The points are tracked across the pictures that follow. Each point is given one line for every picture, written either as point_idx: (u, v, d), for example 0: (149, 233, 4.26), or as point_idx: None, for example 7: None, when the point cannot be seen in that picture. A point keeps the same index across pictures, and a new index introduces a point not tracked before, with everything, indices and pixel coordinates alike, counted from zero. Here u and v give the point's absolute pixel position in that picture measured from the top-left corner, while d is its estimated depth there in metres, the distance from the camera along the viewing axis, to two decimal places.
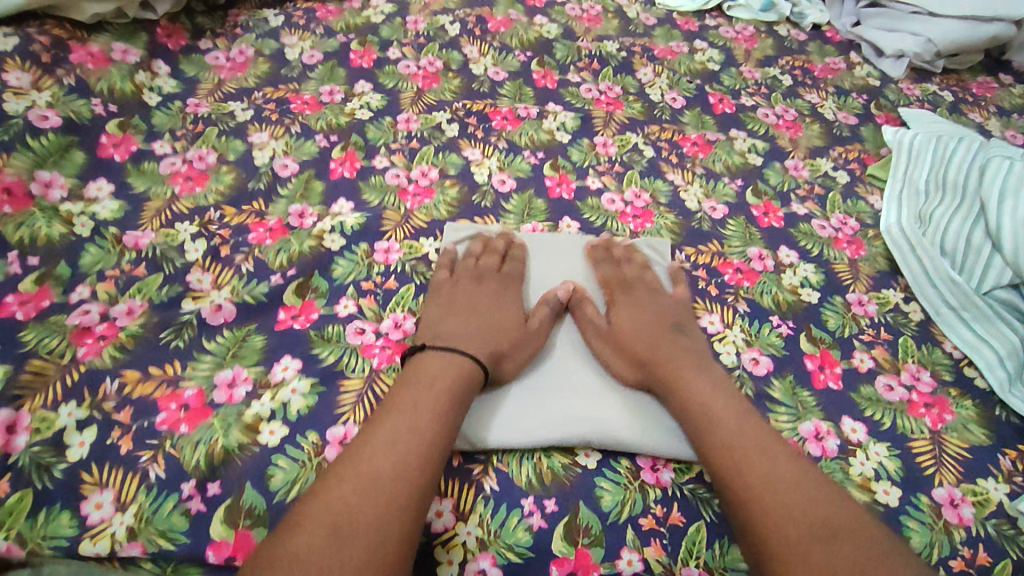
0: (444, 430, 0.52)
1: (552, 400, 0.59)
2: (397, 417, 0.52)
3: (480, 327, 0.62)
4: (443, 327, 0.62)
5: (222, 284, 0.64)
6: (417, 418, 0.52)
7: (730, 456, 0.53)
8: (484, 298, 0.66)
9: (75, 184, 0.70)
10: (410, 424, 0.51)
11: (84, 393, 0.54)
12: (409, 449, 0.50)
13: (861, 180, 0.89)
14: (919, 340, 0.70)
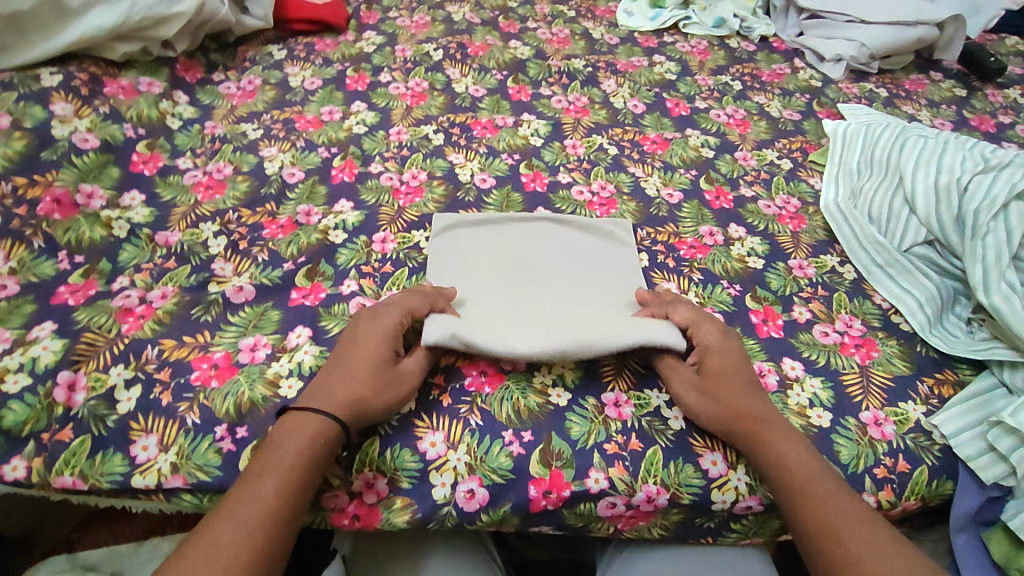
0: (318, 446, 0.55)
1: (534, 332, 0.68)
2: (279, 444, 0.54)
3: (342, 380, 0.58)
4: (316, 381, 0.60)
5: (241, 271, 0.75)
6: (297, 448, 0.54)
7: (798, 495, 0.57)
8: (362, 344, 0.61)
9: (112, 195, 0.81)
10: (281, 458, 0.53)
11: (129, 357, 0.64)
12: (283, 470, 0.52)
13: (803, 166, 1.00)
14: (851, 295, 0.80)
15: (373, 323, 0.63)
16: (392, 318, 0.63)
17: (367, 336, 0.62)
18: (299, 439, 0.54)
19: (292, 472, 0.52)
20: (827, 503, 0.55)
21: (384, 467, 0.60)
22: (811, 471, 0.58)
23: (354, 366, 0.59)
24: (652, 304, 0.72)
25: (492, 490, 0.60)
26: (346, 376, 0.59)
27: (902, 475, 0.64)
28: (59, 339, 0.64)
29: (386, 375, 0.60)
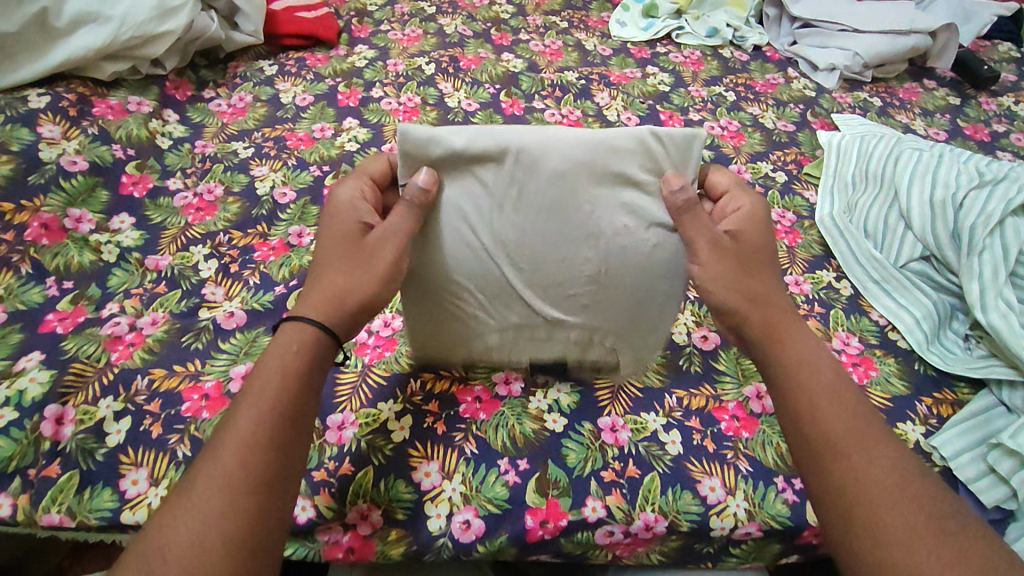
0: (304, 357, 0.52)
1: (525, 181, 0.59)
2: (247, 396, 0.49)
3: (322, 269, 0.58)
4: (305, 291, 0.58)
5: (232, 296, 0.74)
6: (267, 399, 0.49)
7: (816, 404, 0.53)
8: (331, 236, 0.59)
9: (102, 219, 0.80)
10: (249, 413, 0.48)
11: (119, 389, 0.63)
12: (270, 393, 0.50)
13: (798, 179, 0.99)
14: (848, 311, 0.79)
15: (331, 208, 0.60)
16: (349, 195, 0.60)
17: (333, 227, 0.59)
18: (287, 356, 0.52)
19: (265, 426, 0.48)
20: (835, 427, 0.52)
21: (378, 498, 0.59)
22: (832, 399, 0.53)
23: (329, 254, 0.58)
24: None
25: (488, 520, 0.59)
26: (322, 269, 0.58)
27: None
28: (46, 370, 0.63)
29: (355, 254, 0.57)
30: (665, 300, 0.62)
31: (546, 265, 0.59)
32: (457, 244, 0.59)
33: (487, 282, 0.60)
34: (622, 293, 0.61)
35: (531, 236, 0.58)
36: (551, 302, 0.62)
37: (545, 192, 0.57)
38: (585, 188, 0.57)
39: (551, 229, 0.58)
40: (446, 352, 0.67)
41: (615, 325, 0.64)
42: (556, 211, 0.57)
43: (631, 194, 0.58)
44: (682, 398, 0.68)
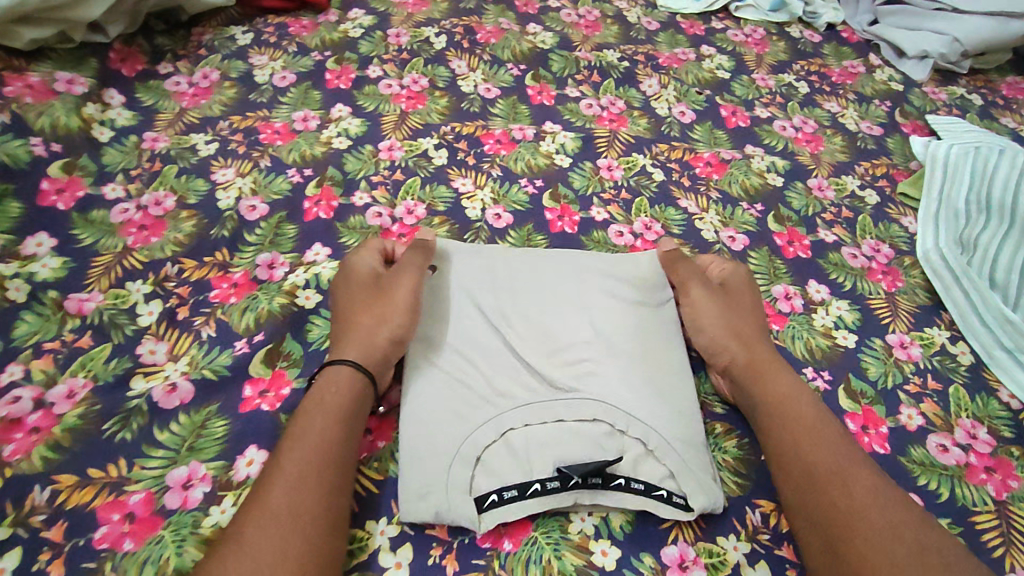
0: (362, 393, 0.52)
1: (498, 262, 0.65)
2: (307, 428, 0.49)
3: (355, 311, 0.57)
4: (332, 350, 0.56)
5: (178, 354, 0.56)
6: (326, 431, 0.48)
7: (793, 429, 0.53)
8: (349, 291, 0.59)
9: (11, 241, 0.61)
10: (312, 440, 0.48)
11: (6, 507, 0.45)
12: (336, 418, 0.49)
13: (892, 200, 0.80)
14: (972, 389, 0.62)
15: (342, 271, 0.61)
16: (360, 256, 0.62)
17: (349, 286, 0.60)
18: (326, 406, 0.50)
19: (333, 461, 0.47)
20: (832, 448, 0.51)
21: None
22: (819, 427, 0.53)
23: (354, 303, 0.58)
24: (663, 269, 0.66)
25: None
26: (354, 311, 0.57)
27: None
28: None
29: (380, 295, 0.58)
30: (680, 372, 0.59)
31: (549, 328, 0.60)
32: (460, 311, 0.61)
33: (491, 351, 0.58)
34: (634, 352, 0.59)
35: (528, 299, 0.62)
36: (560, 373, 0.57)
37: (534, 267, 0.65)
38: (572, 259, 0.66)
39: (544, 297, 0.63)
40: (455, 474, 0.50)
41: (641, 395, 0.56)
42: (549, 281, 0.64)
43: (615, 260, 0.66)
44: (769, 514, 0.53)
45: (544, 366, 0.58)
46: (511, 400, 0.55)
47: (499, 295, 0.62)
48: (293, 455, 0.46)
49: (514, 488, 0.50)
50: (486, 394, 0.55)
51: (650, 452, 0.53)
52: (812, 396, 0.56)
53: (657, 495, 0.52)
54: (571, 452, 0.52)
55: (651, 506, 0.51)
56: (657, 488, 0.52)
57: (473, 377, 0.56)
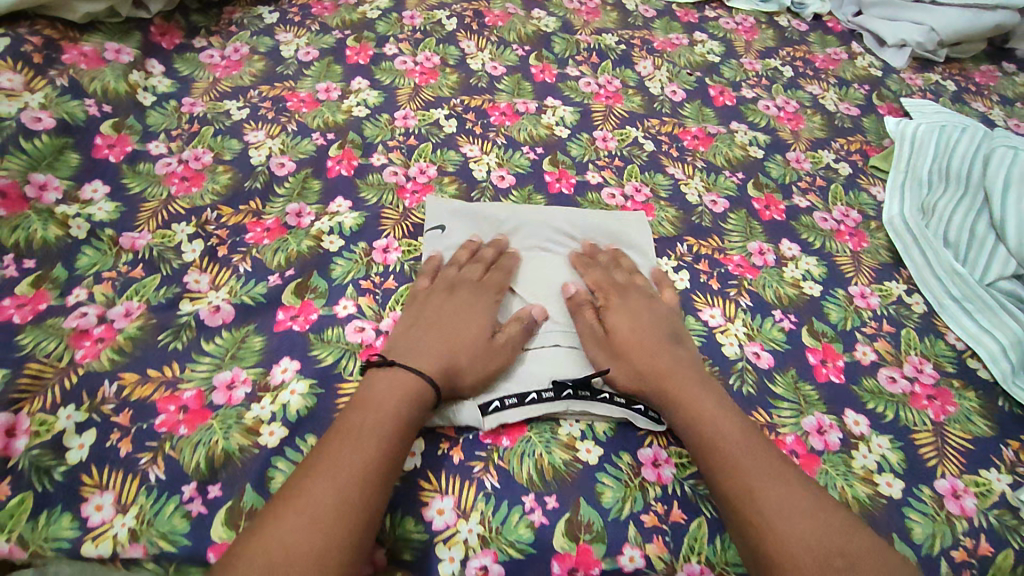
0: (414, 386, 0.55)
1: (495, 218, 0.73)
2: (373, 400, 0.53)
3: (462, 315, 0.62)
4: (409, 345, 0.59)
5: (219, 285, 0.64)
6: (386, 405, 0.53)
7: (718, 439, 0.55)
8: (461, 294, 0.64)
9: (71, 186, 0.69)
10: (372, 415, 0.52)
11: (82, 396, 0.54)
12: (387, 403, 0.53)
13: (864, 172, 0.88)
14: (921, 333, 0.70)
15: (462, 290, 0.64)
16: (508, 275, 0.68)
17: (467, 288, 0.65)
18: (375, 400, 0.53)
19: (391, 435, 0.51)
20: (706, 410, 0.57)
21: (382, 536, 0.52)
22: (733, 436, 0.55)
23: (466, 309, 0.63)
24: (637, 230, 0.75)
25: (509, 566, 0.52)
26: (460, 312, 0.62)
27: (984, 560, 0.56)
28: None
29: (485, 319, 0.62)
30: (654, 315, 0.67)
31: (542, 275, 0.69)
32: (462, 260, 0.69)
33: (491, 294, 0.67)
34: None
35: (523, 252, 0.71)
36: (554, 310, 0.66)
37: (529, 223, 0.73)
38: (562, 215, 0.74)
39: (537, 249, 0.71)
40: None
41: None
42: (542, 237, 0.72)
43: (604, 217, 0.75)
44: None
45: (540, 305, 0.66)
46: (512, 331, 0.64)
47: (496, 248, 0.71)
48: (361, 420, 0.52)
49: (514, 396, 0.59)
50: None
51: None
52: (724, 408, 0.57)
53: (636, 407, 0.60)
54: (564, 371, 0.61)
55: (630, 417, 0.59)
56: (636, 402, 0.60)
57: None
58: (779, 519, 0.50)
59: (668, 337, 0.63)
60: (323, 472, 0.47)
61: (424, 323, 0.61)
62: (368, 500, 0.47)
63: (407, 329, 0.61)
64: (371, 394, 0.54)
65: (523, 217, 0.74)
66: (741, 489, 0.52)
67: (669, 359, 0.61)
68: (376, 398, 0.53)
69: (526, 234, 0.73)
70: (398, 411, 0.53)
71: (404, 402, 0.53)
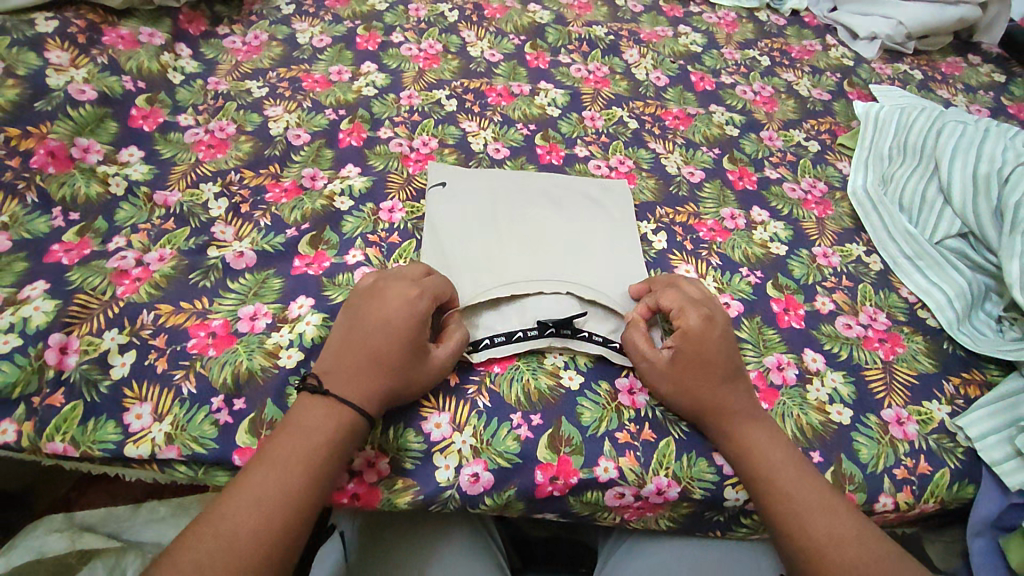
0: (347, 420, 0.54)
1: (490, 184, 0.81)
2: (304, 426, 0.52)
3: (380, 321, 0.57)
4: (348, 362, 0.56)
5: (242, 236, 0.72)
6: (322, 435, 0.52)
7: (769, 466, 0.56)
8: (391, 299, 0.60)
9: (110, 150, 0.77)
10: (307, 445, 0.51)
11: (124, 322, 0.61)
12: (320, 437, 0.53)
13: (831, 149, 0.95)
14: (876, 286, 0.77)
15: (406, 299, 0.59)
16: (446, 283, 0.62)
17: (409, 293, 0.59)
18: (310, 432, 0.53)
19: (318, 466, 0.51)
20: (762, 441, 0.57)
21: (386, 446, 0.58)
22: (782, 463, 0.56)
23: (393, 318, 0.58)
24: (619, 196, 0.82)
25: (497, 473, 0.58)
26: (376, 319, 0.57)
27: (923, 477, 0.62)
28: (51, 299, 0.62)
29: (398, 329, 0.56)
30: (631, 269, 0.74)
31: (532, 230, 0.76)
32: (462, 211, 0.77)
33: (484, 246, 0.73)
34: (599, 250, 0.75)
35: (518, 210, 0.78)
36: (540, 260, 0.73)
37: (526, 186, 0.81)
38: (554, 180, 0.83)
39: (529, 207, 0.79)
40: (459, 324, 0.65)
41: (603, 277, 0.72)
42: (533, 201, 0.80)
43: (592, 183, 0.83)
44: None
45: (529, 254, 0.73)
46: (503, 272, 0.71)
47: (490, 209, 0.78)
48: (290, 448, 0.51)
49: (503, 335, 0.65)
50: (484, 268, 0.71)
51: (612, 320, 0.68)
52: (775, 439, 0.58)
53: (613, 346, 0.66)
54: (548, 312, 0.68)
55: (608, 354, 0.65)
56: (612, 342, 0.66)
57: (473, 257, 0.72)
58: (825, 546, 0.52)
59: (734, 370, 0.60)
60: (246, 497, 0.48)
61: (354, 339, 0.57)
62: (289, 529, 0.49)
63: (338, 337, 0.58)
64: (306, 421, 0.53)
65: (515, 184, 0.82)
66: (788, 519, 0.54)
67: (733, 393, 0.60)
68: (311, 422, 0.53)
69: (517, 198, 0.80)
70: (329, 442, 0.52)
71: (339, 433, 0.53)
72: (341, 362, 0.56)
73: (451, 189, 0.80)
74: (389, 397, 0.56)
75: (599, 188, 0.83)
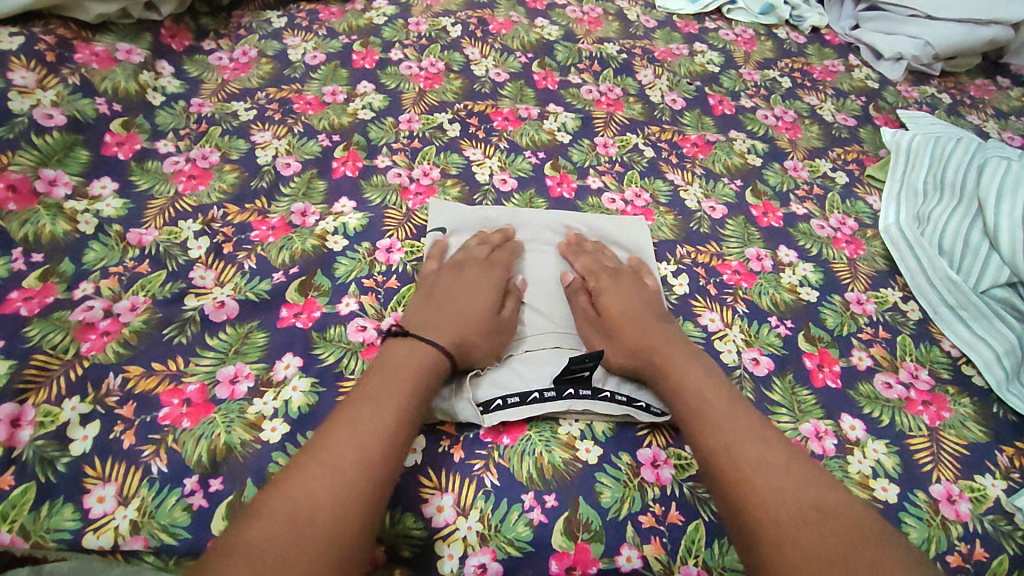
0: (379, 449, 0.47)
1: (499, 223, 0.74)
2: (339, 448, 0.46)
3: (417, 329, 0.59)
4: (364, 408, 0.50)
5: (224, 281, 0.65)
6: (358, 465, 0.46)
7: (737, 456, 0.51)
8: (453, 286, 0.64)
9: (80, 182, 0.70)
10: (337, 472, 0.45)
11: (87, 388, 0.55)
12: (350, 461, 0.46)
13: (860, 181, 0.89)
14: (916, 339, 0.71)
15: (398, 361, 0.54)
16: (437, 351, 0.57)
17: (403, 357, 0.55)
18: (343, 450, 0.46)
19: (349, 498, 0.44)
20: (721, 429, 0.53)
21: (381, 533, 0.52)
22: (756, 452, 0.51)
23: (461, 313, 0.61)
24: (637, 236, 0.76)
25: (507, 564, 0.51)
26: (402, 337, 0.57)
27: (980, 565, 0.55)
28: (2, 360, 0.54)
29: (410, 365, 0.54)
30: None
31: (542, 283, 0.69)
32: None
33: None
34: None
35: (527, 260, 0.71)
36: (555, 312, 0.67)
37: (536, 229, 0.74)
38: (567, 215, 0.76)
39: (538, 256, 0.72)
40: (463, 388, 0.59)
41: None
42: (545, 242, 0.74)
43: (607, 224, 0.76)
44: None
45: (542, 306, 0.67)
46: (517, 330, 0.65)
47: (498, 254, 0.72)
48: (320, 467, 0.45)
49: (516, 395, 0.59)
50: None
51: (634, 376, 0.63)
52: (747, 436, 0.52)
53: (637, 404, 0.60)
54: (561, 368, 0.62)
55: (633, 413, 0.59)
56: (636, 400, 0.60)
57: None
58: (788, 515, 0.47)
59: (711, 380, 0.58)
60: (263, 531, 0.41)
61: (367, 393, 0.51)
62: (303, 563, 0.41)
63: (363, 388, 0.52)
64: (341, 448, 0.46)
65: (525, 222, 0.75)
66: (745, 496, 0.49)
67: (707, 382, 0.57)
68: (334, 453, 0.46)
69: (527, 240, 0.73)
70: (362, 469, 0.46)
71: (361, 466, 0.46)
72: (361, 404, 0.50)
73: (453, 236, 0.73)
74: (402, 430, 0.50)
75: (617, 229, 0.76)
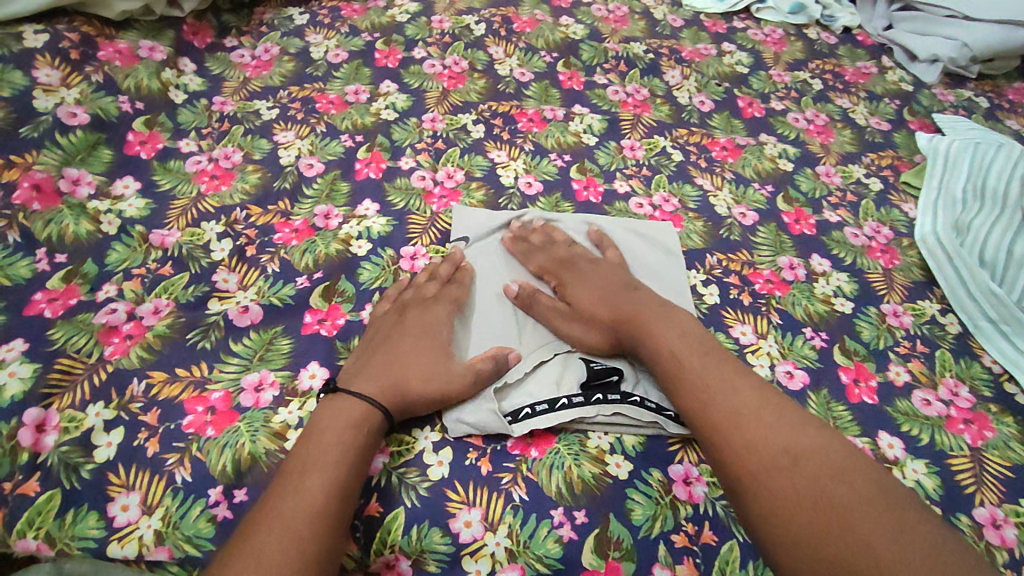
0: (308, 528, 0.45)
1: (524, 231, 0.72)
2: (262, 539, 0.44)
3: (348, 384, 0.55)
4: (296, 485, 0.47)
5: (248, 285, 0.64)
6: (284, 550, 0.44)
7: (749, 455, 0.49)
8: (395, 330, 0.60)
9: (102, 182, 0.69)
10: (262, 563, 0.43)
11: (111, 394, 0.54)
12: (277, 548, 0.44)
13: (895, 188, 0.86)
14: (956, 354, 0.69)
15: (330, 425, 0.52)
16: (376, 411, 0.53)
17: (340, 422, 0.52)
18: (267, 537, 0.44)
19: None
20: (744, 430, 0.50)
21: (407, 547, 0.50)
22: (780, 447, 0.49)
23: (402, 362, 0.57)
24: (666, 243, 0.74)
25: None
26: (333, 400, 0.54)
27: None
28: (28, 363, 0.53)
29: (350, 429, 0.51)
30: None
31: None
32: (493, 268, 0.68)
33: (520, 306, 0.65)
34: None
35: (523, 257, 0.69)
36: None
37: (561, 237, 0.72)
38: (595, 220, 0.74)
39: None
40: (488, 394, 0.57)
41: None
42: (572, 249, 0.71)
43: (633, 228, 0.74)
44: None
45: None
46: (547, 338, 0.62)
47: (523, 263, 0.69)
48: (253, 557, 0.43)
49: (545, 402, 0.57)
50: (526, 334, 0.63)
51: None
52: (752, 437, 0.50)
53: (667, 412, 0.58)
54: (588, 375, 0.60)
55: (664, 422, 0.57)
56: (666, 408, 0.58)
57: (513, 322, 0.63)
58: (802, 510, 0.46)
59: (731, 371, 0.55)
60: None
61: (296, 468, 0.49)
62: None
63: (293, 462, 0.49)
64: (264, 538, 0.44)
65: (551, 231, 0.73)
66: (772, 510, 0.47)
67: (683, 343, 0.56)
68: (258, 544, 0.44)
69: None
70: (291, 554, 0.44)
71: (282, 557, 0.43)
72: (286, 483, 0.48)
73: (477, 244, 0.70)
74: (333, 501, 0.47)
75: (648, 236, 0.74)
